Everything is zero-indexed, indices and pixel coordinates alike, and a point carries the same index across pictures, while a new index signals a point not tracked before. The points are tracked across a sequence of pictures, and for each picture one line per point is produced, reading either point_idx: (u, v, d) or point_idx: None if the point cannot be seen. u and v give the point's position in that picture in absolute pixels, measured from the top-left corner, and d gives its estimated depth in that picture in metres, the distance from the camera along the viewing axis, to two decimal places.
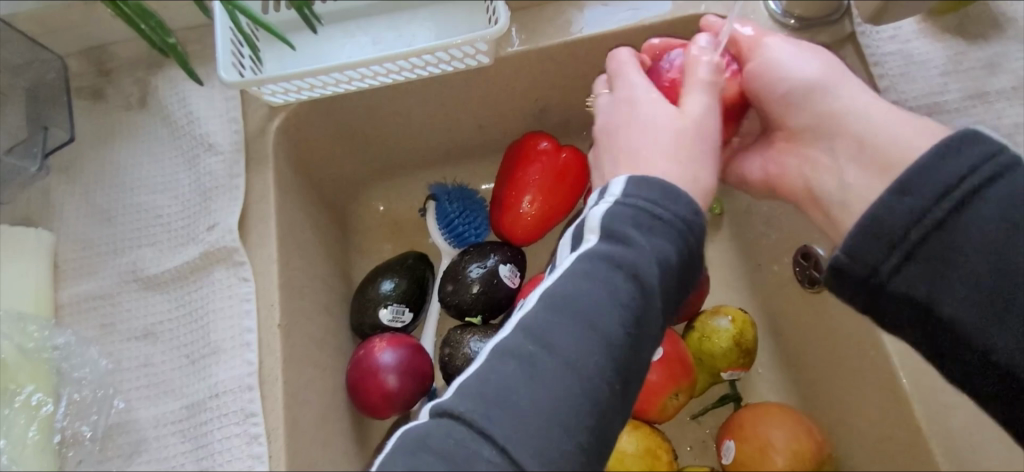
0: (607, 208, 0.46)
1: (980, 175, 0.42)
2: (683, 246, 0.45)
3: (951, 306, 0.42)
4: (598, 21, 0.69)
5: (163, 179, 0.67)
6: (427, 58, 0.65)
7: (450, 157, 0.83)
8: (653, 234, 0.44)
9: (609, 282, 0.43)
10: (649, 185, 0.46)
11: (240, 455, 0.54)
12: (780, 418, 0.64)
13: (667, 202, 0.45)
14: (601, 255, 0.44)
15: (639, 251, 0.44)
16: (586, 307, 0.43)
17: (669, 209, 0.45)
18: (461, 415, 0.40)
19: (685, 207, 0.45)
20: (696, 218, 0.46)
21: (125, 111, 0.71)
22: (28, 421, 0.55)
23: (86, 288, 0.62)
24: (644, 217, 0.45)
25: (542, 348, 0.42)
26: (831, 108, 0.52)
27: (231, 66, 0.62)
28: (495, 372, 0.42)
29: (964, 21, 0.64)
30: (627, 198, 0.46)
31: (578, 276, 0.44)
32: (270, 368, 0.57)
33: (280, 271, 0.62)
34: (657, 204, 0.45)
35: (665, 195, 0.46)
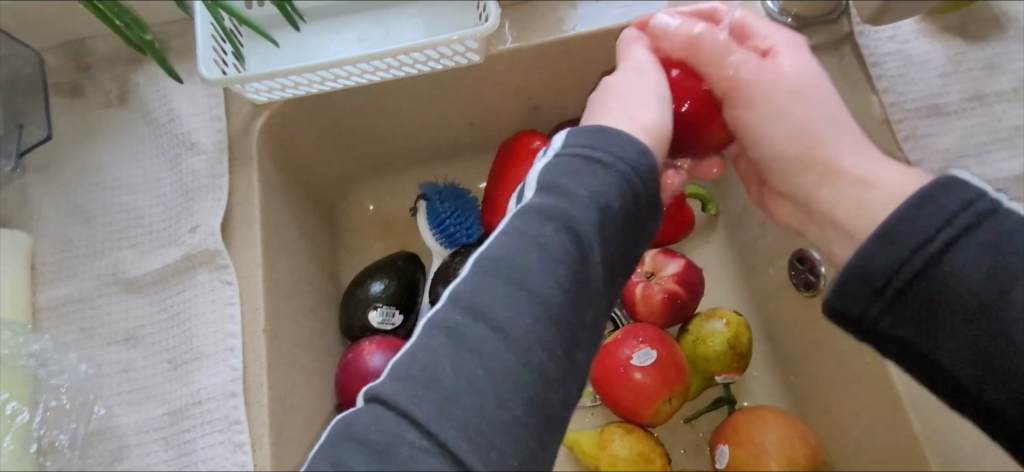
0: (547, 162, 0.46)
1: (959, 222, 0.40)
2: (622, 188, 0.45)
3: (948, 355, 0.41)
4: (591, 19, 0.68)
5: (143, 179, 0.65)
6: (416, 55, 0.63)
7: (441, 155, 0.82)
8: (590, 179, 0.45)
9: (544, 236, 0.43)
10: (589, 134, 0.47)
11: (224, 463, 0.53)
12: (774, 422, 0.63)
13: (608, 148, 0.46)
14: (536, 208, 0.44)
15: (574, 199, 0.44)
16: (520, 267, 0.42)
17: (608, 150, 0.45)
18: (388, 399, 0.39)
19: (627, 148, 0.46)
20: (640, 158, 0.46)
21: (104, 108, 0.69)
22: (3, 431, 0.53)
23: (65, 291, 0.61)
24: (580, 164, 0.45)
25: (472, 314, 0.41)
26: (819, 142, 0.50)
27: (213, 63, 0.60)
28: (429, 349, 0.41)
29: (963, 20, 0.63)
30: (566, 148, 0.46)
31: (513, 232, 0.44)
32: (255, 374, 0.56)
33: (266, 274, 0.60)
34: (596, 149, 0.46)
35: (608, 141, 0.46)
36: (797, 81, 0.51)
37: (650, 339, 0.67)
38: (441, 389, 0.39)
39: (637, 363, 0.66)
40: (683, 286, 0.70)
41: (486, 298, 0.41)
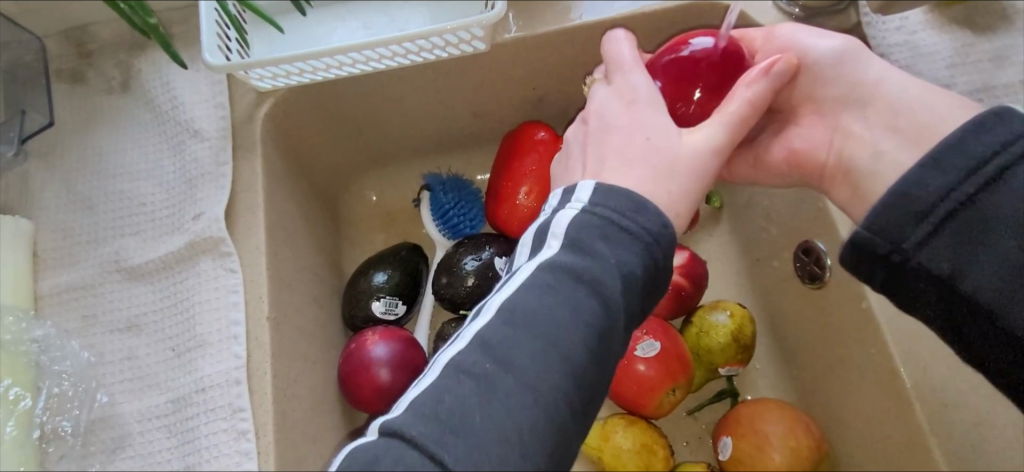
0: (573, 217, 0.42)
1: (1012, 152, 0.40)
2: (652, 261, 0.41)
3: (980, 284, 0.39)
4: (598, 8, 0.67)
5: (146, 166, 0.65)
6: (421, 42, 0.62)
7: (445, 146, 0.81)
8: (621, 247, 0.41)
9: (571, 296, 0.40)
10: (618, 196, 0.42)
11: (227, 451, 0.52)
12: (777, 414, 0.63)
13: (638, 217, 0.42)
14: (564, 267, 0.40)
15: (601, 267, 0.40)
16: (549, 323, 0.39)
17: (637, 223, 0.41)
18: (412, 437, 0.36)
19: (656, 218, 0.42)
20: (665, 232, 0.42)
21: (106, 95, 0.68)
22: (6, 415, 0.53)
23: (67, 278, 0.60)
24: (611, 229, 0.41)
25: (503, 365, 0.38)
26: (857, 78, 0.49)
27: (217, 49, 0.59)
28: (452, 392, 0.38)
29: (971, 12, 0.63)
30: (595, 208, 0.42)
31: (540, 289, 0.40)
32: (258, 362, 0.55)
33: (269, 263, 0.60)
34: (623, 216, 0.41)
35: (638, 210, 0.42)
36: (824, 57, 0.50)
37: (654, 331, 0.67)
38: (467, 429, 0.37)
39: (640, 354, 0.66)
40: (687, 278, 0.69)
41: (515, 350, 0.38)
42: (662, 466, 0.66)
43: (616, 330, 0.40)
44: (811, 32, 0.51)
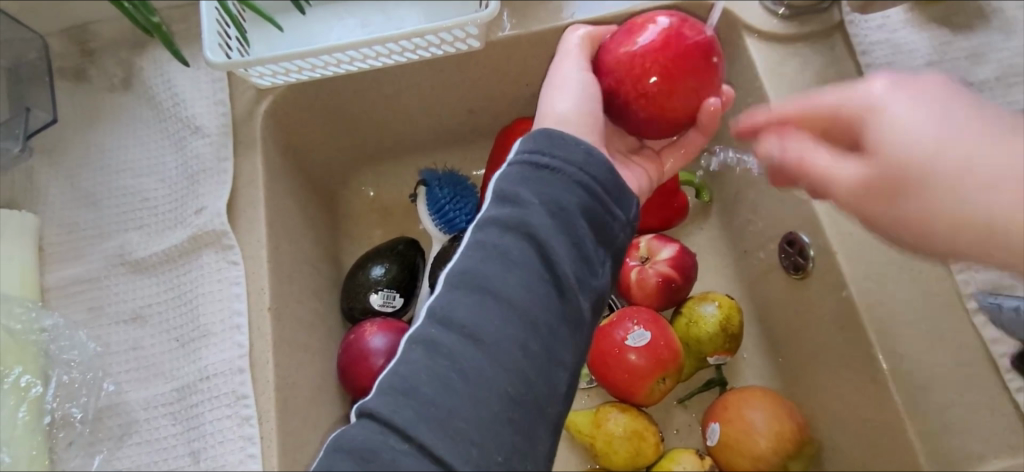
0: (501, 173, 0.50)
1: None
2: (578, 190, 0.48)
3: None
4: (589, 7, 0.69)
5: (149, 162, 0.66)
6: (417, 41, 0.64)
7: (441, 142, 0.83)
8: (542, 184, 0.48)
9: (503, 243, 0.47)
10: (533, 138, 0.49)
11: (231, 436, 0.54)
12: (760, 400, 0.65)
13: (554, 152, 0.48)
14: (494, 219, 0.48)
15: (528, 206, 0.48)
16: (483, 276, 0.47)
17: (556, 156, 0.48)
18: (375, 412, 0.44)
19: (572, 149, 0.48)
20: (588, 158, 0.48)
21: (109, 93, 0.70)
22: (17, 402, 0.55)
23: (73, 272, 0.62)
24: (530, 171, 0.48)
25: (445, 326, 0.46)
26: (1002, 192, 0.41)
27: (218, 47, 0.61)
28: (405, 364, 0.46)
29: (949, 12, 0.65)
30: (514, 159, 0.49)
31: (472, 245, 0.48)
32: (261, 351, 0.57)
33: (270, 256, 0.62)
34: (543, 153, 0.49)
35: (555, 147, 0.49)
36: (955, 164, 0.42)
37: (645, 321, 0.69)
38: (419, 397, 0.44)
39: (631, 344, 0.68)
40: (677, 270, 0.72)
41: (458, 307, 0.46)
42: (652, 452, 0.68)
43: (552, 251, 0.47)
44: (921, 117, 0.43)
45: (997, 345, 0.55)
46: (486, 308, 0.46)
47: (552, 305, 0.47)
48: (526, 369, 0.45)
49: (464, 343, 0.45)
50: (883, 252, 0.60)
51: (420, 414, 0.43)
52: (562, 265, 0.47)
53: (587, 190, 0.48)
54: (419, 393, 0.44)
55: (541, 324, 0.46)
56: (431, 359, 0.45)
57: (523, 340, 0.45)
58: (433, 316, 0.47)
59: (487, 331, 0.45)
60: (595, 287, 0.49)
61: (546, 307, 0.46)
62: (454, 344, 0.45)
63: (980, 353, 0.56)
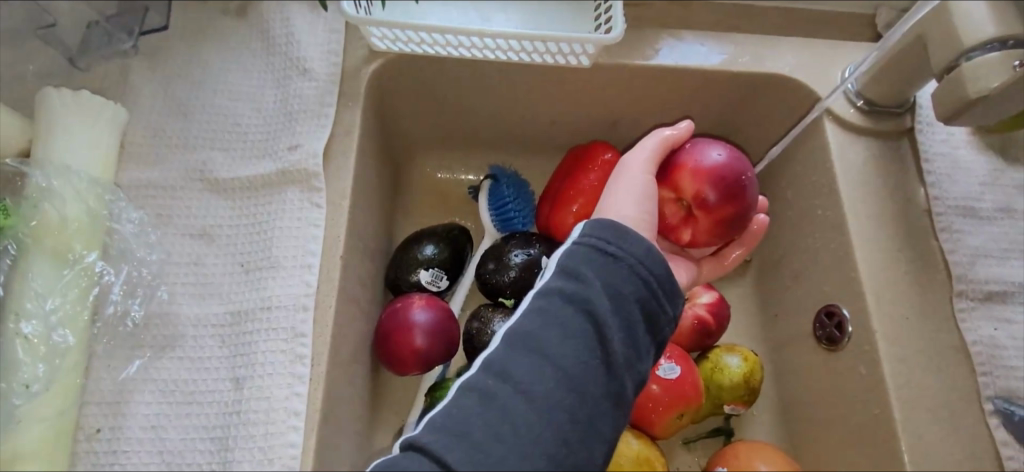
0: (565, 249, 0.53)
1: None
2: (638, 280, 0.51)
3: None
4: (690, 57, 0.74)
5: (248, 90, 0.67)
6: (536, 45, 0.68)
7: (512, 147, 0.85)
8: (604, 269, 0.51)
9: (564, 314, 0.50)
10: (606, 227, 0.52)
11: (281, 370, 0.54)
12: (770, 455, 0.68)
13: (621, 243, 0.52)
14: (557, 289, 0.51)
15: (591, 286, 0.50)
16: (540, 340, 0.49)
17: (621, 247, 0.51)
18: (424, 447, 0.47)
19: (636, 244, 0.52)
20: (650, 253, 0.52)
21: (222, 15, 0.70)
22: (88, 285, 0.56)
23: (150, 176, 0.62)
24: (595, 254, 0.51)
25: (502, 379, 0.49)
26: None
27: (352, 2, 0.63)
28: (458, 407, 0.48)
29: (1006, 143, 0.72)
30: (581, 237, 0.52)
31: (533, 310, 0.51)
32: (326, 295, 0.58)
33: (351, 207, 0.62)
34: (609, 243, 0.52)
35: (620, 238, 0.52)
36: None
37: (676, 355, 0.72)
38: (470, 442, 0.46)
39: (660, 374, 0.70)
40: (713, 316, 0.75)
41: (516, 365, 0.49)
42: None
43: (609, 333, 0.50)
44: None
45: (1005, 447, 0.59)
46: (541, 370, 0.49)
47: (600, 382, 0.49)
48: (571, 436, 0.48)
49: (518, 399, 0.48)
50: (919, 342, 0.63)
51: (470, 460, 0.46)
52: (611, 346, 0.50)
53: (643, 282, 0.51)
54: (470, 436, 0.47)
55: (590, 397, 0.49)
56: (484, 407, 0.48)
57: (570, 406, 0.48)
58: (488, 369, 0.50)
59: (541, 393, 0.48)
60: (640, 375, 0.51)
61: (594, 382, 0.49)
62: (508, 399, 0.48)
63: (989, 451, 0.60)
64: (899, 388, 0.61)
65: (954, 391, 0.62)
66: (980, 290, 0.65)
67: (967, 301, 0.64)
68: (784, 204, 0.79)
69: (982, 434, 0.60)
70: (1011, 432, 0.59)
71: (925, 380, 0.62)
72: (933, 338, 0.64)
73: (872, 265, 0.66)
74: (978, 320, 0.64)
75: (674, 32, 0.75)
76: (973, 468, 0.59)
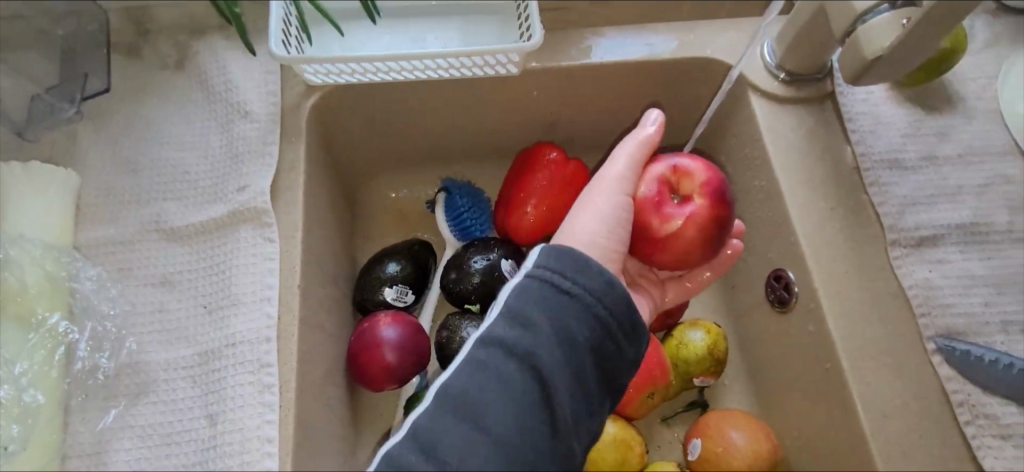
0: (516, 286, 0.55)
1: None
2: (588, 324, 0.53)
3: None
4: (615, 51, 0.77)
5: (193, 139, 0.69)
6: (462, 60, 0.70)
7: (462, 158, 0.88)
8: (553, 312, 0.53)
9: (505, 366, 0.53)
10: (562, 259, 0.54)
11: (251, 402, 0.57)
12: (740, 421, 0.71)
13: (574, 279, 0.54)
14: (500, 339, 0.53)
15: (538, 333, 0.53)
16: (480, 400, 0.52)
17: (575, 285, 0.53)
18: None
19: (590, 281, 0.54)
20: (611, 290, 0.54)
21: (162, 71, 0.73)
22: (54, 345, 0.58)
23: (108, 233, 0.64)
24: (547, 294, 0.54)
25: (425, 452, 0.52)
26: None
27: (281, 42, 0.66)
28: None
29: (923, 94, 0.76)
30: (538, 271, 0.54)
31: (474, 365, 0.53)
32: (287, 324, 0.60)
33: (303, 238, 0.65)
34: (563, 278, 0.54)
35: (575, 275, 0.54)
36: None
37: None
38: None
39: None
40: None
41: (447, 433, 0.52)
42: (637, 461, 0.72)
43: (552, 384, 0.52)
44: None
45: (950, 383, 0.62)
46: (474, 435, 0.51)
47: (540, 437, 0.52)
48: None
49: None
50: (860, 292, 0.66)
51: None
52: (556, 389, 0.52)
53: (596, 322, 0.54)
54: None
55: (526, 456, 0.51)
56: None
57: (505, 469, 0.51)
58: (416, 440, 0.52)
59: (472, 460, 0.51)
60: (584, 425, 0.54)
61: (532, 437, 0.52)
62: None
63: (936, 388, 0.63)
64: (844, 338, 0.64)
65: (896, 336, 0.65)
66: (911, 237, 0.68)
67: (900, 249, 0.68)
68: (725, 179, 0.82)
69: (927, 373, 0.63)
70: (953, 367, 0.63)
71: (869, 328, 0.65)
72: (873, 287, 0.67)
73: (809, 227, 0.69)
74: (913, 265, 0.67)
75: (598, 30, 0.79)
76: (922, 406, 0.62)
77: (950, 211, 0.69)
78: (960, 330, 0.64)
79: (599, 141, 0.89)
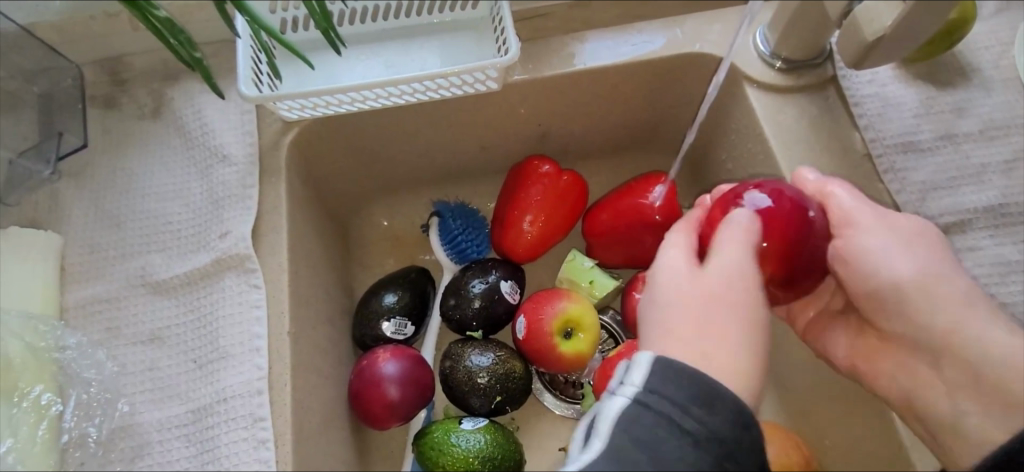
0: (625, 408, 0.46)
1: None
2: (708, 466, 0.44)
3: None
4: (599, 55, 0.74)
5: (173, 188, 0.68)
6: (440, 81, 0.67)
7: (453, 177, 0.86)
8: (667, 446, 0.45)
9: None
10: (681, 386, 0.45)
11: (246, 459, 0.55)
12: (769, 433, 0.66)
13: (700, 411, 0.45)
14: None
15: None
16: None
17: (697, 417, 0.45)
18: None
19: (717, 416, 0.45)
20: (744, 432, 0.46)
21: (138, 121, 0.71)
22: (37, 419, 0.56)
23: (92, 292, 0.63)
24: (661, 425, 0.45)
25: None
26: None
27: (250, 81, 0.64)
28: None
29: (934, 68, 0.70)
30: (652, 394, 0.45)
31: None
32: (279, 374, 0.59)
33: (290, 281, 0.63)
34: (682, 410, 0.45)
35: (700, 403, 0.45)
36: None
37: None
38: None
39: None
40: None
41: None
42: None
43: None
44: None
45: None
46: None
47: None
48: None
49: None
50: None
51: None
52: None
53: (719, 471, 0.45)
54: None
55: None
56: None
57: None
58: None
59: None
60: None
61: None
62: None
63: None
64: None
65: None
66: (935, 225, 0.64)
67: None
68: (727, 177, 0.78)
69: None
70: None
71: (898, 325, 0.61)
72: None
73: None
74: None
75: (580, 35, 0.75)
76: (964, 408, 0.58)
77: (974, 193, 0.64)
78: None
79: (593, 148, 0.85)
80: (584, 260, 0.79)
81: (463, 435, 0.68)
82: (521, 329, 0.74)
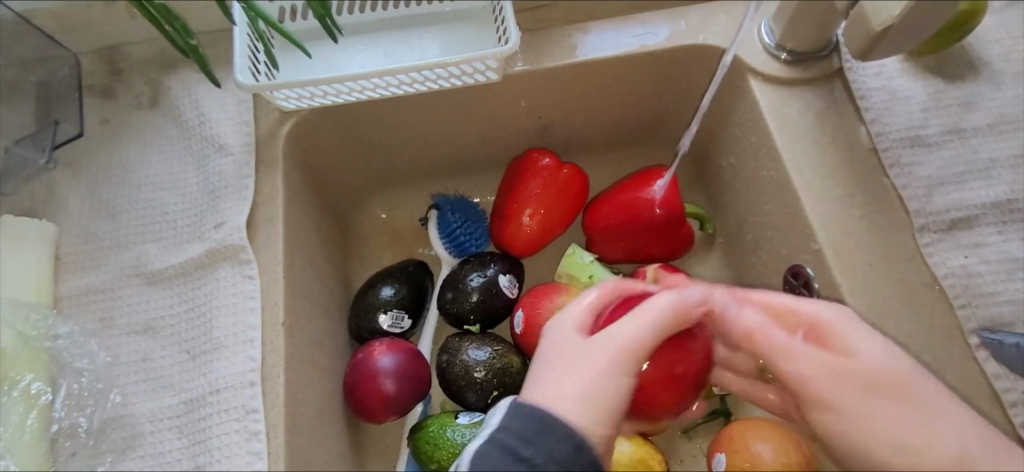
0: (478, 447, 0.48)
1: None
2: None
3: None
4: (601, 47, 0.73)
5: (169, 178, 0.67)
6: (438, 71, 0.66)
7: (453, 171, 0.85)
8: None
9: None
10: (527, 421, 0.47)
11: (239, 450, 0.55)
12: (769, 431, 0.65)
13: (539, 440, 0.46)
14: None
15: None
16: None
17: (534, 448, 0.46)
18: None
19: (562, 441, 0.46)
20: (580, 455, 0.46)
21: (135, 110, 0.71)
22: (27, 409, 0.56)
23: (86, 282, 0.62)
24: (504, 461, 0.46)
25: None
26: None
27: (247, 70, 0.64)
28: None
29: (942, 62, 0.69)
30: (506, 431, 0.47)
31: None
32: (273, 366, 0.58)
33: (286, 272, 0.63)
34: (522, 443, 0.46)
35: (544, 431, 0.46)
36: None
37: None
38: None
39: None
40: None
41: None
42: None
43: None
44: None
45: (999, 380, 0.57)
46: None
47: None
48: None
49: None
50: (889, 286, 0.61)
51: None
52: None
53: None
54: None
55: None
56: None
57: None
58: None
59: None
60: None
61: None
62: None
63: (983, 386, 0.57)
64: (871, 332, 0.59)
65: (933, 332, 0.59)
66: (943, 220, 0.62)
67: (929, 235, 0.62)
68: (729, 172, 0.77)
69: (971, 368, 0.58)
70: (1003, 363, 0.57)
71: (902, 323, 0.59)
72: (904, 279, 0.61)
73: (825, 216, 0.63)
74: (946, 252, 0.61)
75: (581, 26, 0.74)
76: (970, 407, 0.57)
77: (982, 188, 0.63)
78: (1005, 320, 0.58)
79: (594, 141, 0.84)
80: (584, 255, 0.78)
81: (459, 429, 0.67)
82: (520, 324, 0.73)
